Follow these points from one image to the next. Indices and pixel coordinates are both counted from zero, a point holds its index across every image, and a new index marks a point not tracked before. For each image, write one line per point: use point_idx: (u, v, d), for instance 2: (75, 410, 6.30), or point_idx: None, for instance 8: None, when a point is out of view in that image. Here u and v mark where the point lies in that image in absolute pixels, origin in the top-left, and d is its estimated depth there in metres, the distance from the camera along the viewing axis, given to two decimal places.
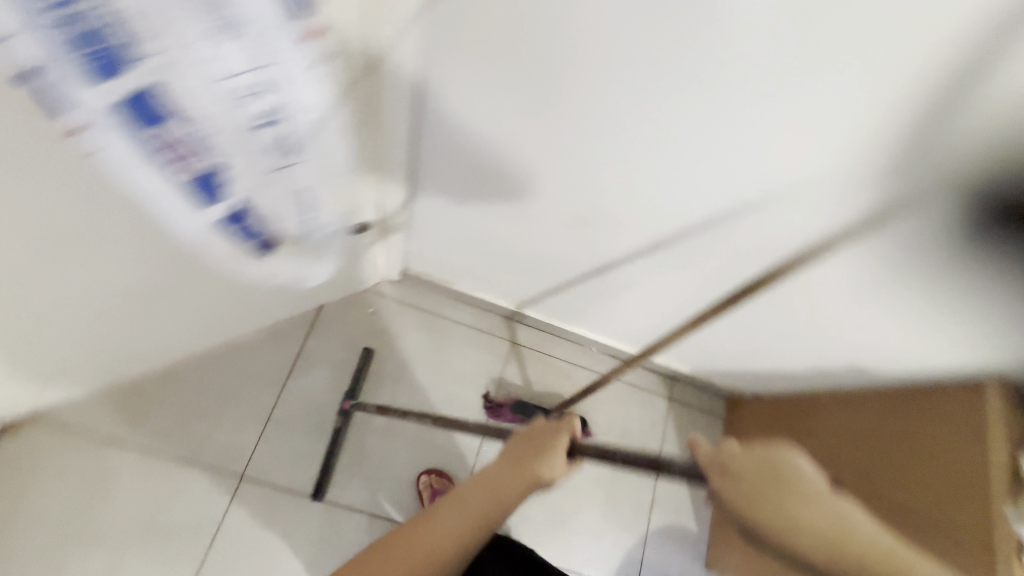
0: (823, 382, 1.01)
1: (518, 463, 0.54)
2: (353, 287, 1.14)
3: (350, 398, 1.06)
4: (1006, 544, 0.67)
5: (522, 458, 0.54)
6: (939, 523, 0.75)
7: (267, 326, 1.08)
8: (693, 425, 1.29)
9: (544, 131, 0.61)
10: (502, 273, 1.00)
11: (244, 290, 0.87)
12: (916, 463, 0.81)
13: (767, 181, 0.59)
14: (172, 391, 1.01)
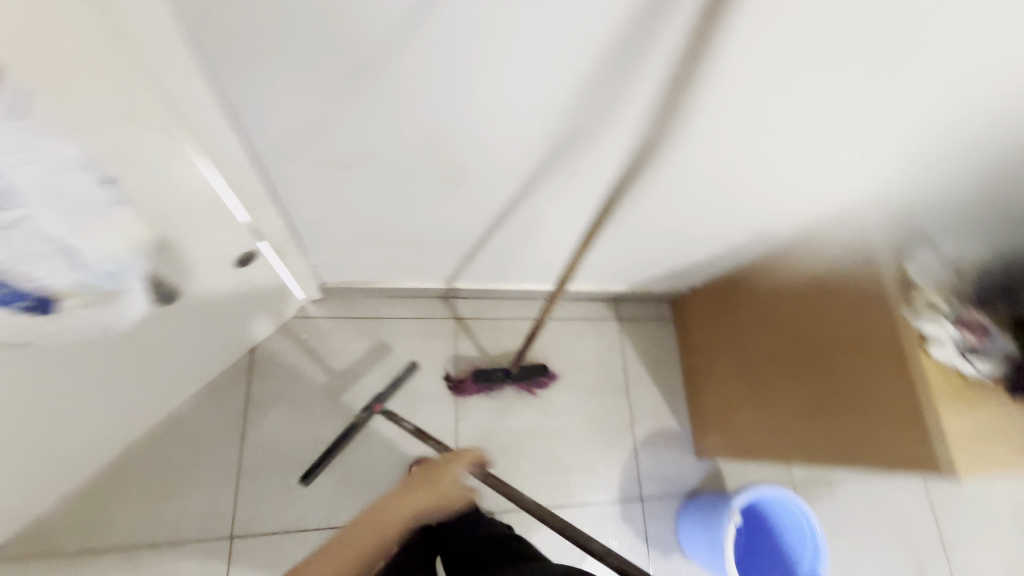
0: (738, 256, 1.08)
1: (419, 488, 0.83)
2: (280, 318, 1.11)
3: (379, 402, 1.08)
4: (914, 340, 0.74)
5: (431, 486, 0.83)
6: (861, 346, 0.82)
7: (205, 384, 1.05)
8: (647, 335, 1.36)
9: (379, 126, 0.58)
10: (415, 257, 1.00)
11: (153, 357, 0.84)
12: (829, 300, 0.88)
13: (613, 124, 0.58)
14: (128, 485, 0.97)
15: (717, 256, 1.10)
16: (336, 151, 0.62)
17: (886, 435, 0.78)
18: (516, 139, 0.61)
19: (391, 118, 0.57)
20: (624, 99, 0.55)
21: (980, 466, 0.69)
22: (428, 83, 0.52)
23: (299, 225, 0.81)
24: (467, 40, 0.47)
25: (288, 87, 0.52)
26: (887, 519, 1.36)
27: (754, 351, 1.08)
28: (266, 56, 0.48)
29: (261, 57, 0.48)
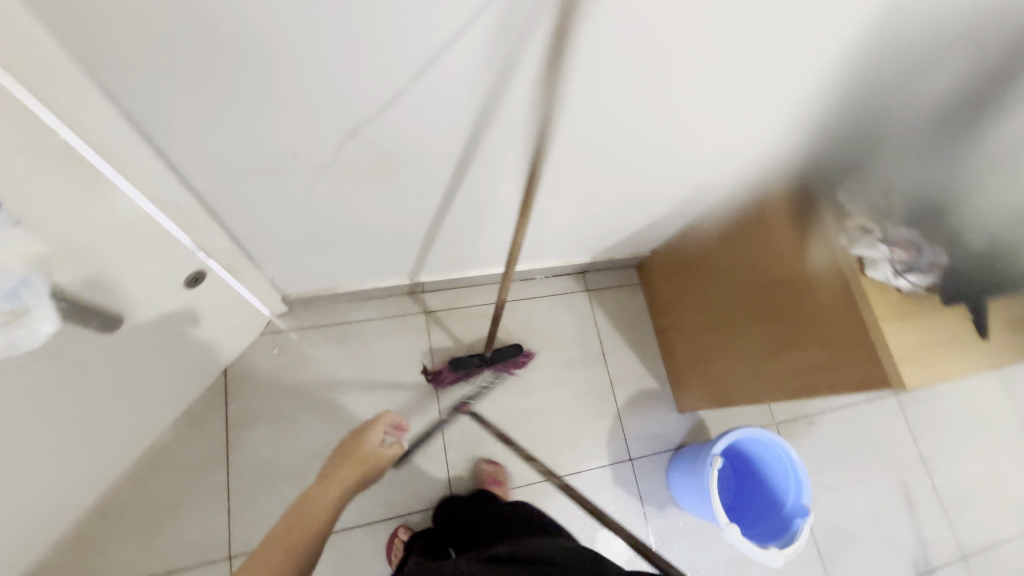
0: (690, 211, 1.10)
1: (344, 461, 0.87)
2: (249, 337, 1.12)
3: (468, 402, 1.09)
4: (852, 265, 0.77)
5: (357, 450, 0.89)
6: (812, 279, 0.85)
7: (182, 412, 1.05)
8: (617, 303, 1.38)
9: (300, 127, 0.59)
10: (373, 256, 1.01)
11: (123, 382, 0.84)
12: (779, 240, 0.90)
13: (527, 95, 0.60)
14: (118, 522, 0.97)
15: (670, 213, 1.12)
16: (263, 157, 0.63)
17: (842, 360, 0.82)
18: (438, 122, 0.62)
19: (309, 116, 0.58)
20: (532, 70, 0.56)
21: (924, 375, 0.73)
22: (337, 78, 0.53)
23: (245, 238, 0.81)
24: (363, 29, 0.48)
25: (196, 97, 0.52)
26: (870, 445, 1.40)
27: (718, 301, 1.11)
28: (166, 68, 0.48)
29: (161, 70, 0.48)
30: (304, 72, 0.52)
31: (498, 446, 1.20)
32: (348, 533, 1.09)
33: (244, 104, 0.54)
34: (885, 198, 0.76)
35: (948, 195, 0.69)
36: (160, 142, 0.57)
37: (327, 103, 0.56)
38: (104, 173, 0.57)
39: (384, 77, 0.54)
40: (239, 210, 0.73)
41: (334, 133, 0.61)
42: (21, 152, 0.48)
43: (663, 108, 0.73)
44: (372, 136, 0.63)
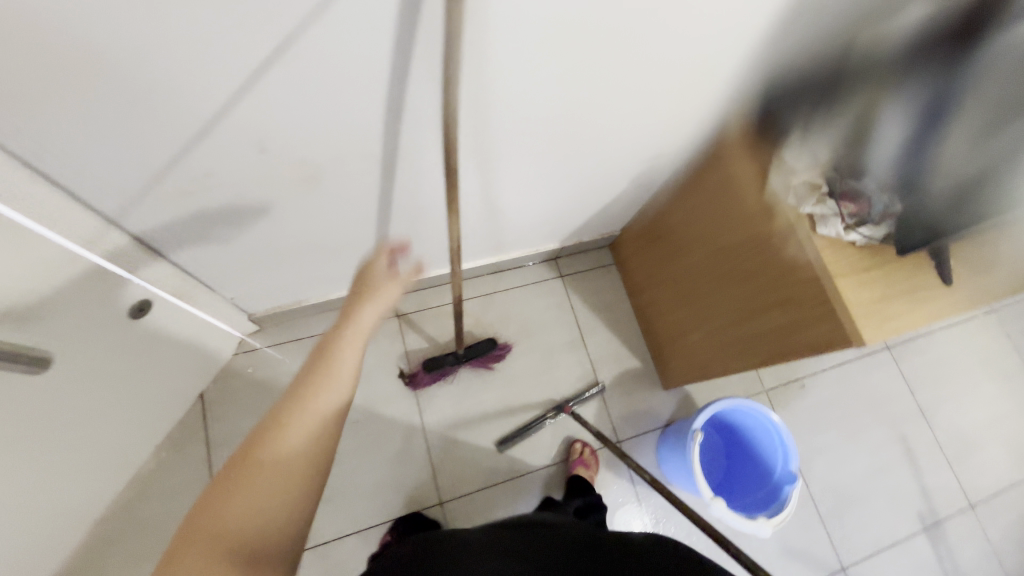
0: (650, 184, 1.07)
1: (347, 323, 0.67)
2: (221, 359, 1.11)
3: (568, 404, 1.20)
4: (802, 223, 0.74)
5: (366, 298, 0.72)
6: (767, 239, 0.82)
7: (161, 440, 1.05)
8: (593, 285, 1.36)
9: (204, 143, 0.58)
10: (329, 265, 1.00)
11: (113, 415, 0.85)
12: (734, 203, 0.87)
13: (432, 85, 0.58)
14: (108, 556, 0.98)
15: (630, 189, 1.09)
16: (177, 178, 0.62)
17: (804, 323, 0.79)
18: (347, 125, 0.61)
19: (212, 132, 0.56)
20: (431, 57, 0.54)
21: (884, 333, 0.70)
22: (223, 92, 0.52)
23: (190, 262, 0.80)
24: (236, 39, 0.46)
25: (87, 123, 0.51)
26: (865, 402, 1.38)
27: (687, 273, 1.08)
28: (44, 97, 0.47)
29: (40, 101, 0.47)
30: (191, 90, 0.50)
31: (483, 442, 1.20)
32: (337, 543, 1.09)
33: (137, 126, 0.53)
34: (859, 131, 0.71)
35: (928, 124, 0.64)
36: (60, 177, 0.56)
37: (226, 115, 0.55)
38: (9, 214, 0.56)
39: (273, 86, 0.53)
40: (170, 234, 0.72)
41: (241, 148, 0.60)
42: None
43: (585, 85, 0.71)
44: (285, 144, 0.61)
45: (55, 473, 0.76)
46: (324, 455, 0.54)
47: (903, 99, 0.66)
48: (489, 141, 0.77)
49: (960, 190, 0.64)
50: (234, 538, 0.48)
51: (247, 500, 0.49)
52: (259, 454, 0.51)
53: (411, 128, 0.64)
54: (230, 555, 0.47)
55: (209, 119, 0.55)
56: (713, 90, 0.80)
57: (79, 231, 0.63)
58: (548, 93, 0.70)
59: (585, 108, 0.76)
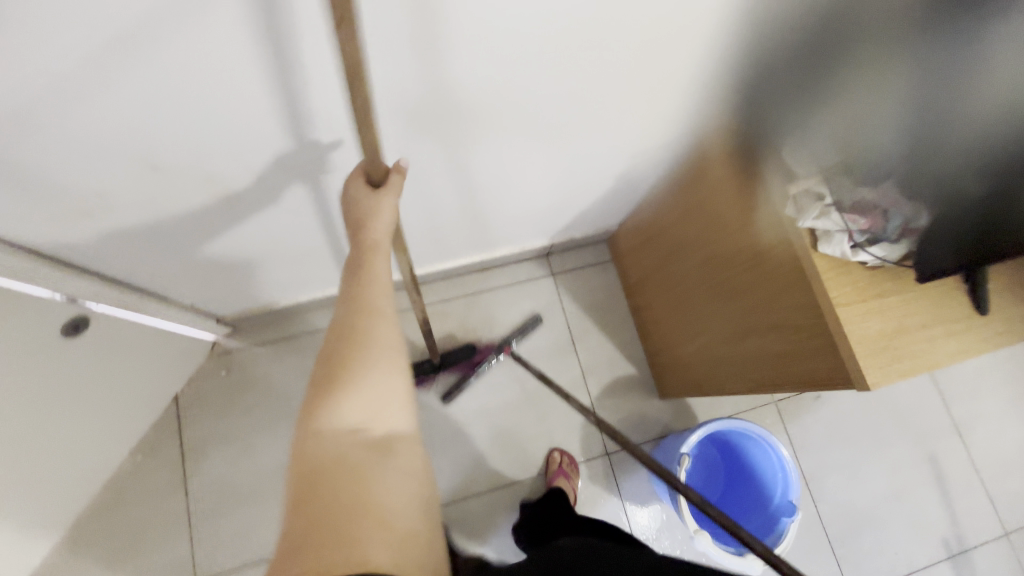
0: (642, 180, 0.95)
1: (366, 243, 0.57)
2: (194, 362, 1.09)
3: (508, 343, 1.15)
4: (804, 241, 0.63)
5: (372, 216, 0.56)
6: (762, 254, 0.71)
7: (136, 443, 1.05)
8: (587, 284, 1.27)
9: (91, 156, 0.51)
10: (290, 268, 0.94)
11: (71, 425, 0.84)
12: (728, 208, 0.75)
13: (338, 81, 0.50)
14: (84, 557, 0.99)
15: (620, 185, 0.97)
16: (76, 194, 0.56)
17: (803, 352, 0.68)
18: (250, 129, 0.54)
19: (96, 145, 0.50)
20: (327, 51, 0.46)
21: (897, 375, 0.59)
22: (85, 109, 0.45)
23: (126, 275, 0.76)
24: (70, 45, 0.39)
25: None
26: (889, 415, 1.25)
27: (681, 278, 0.97)
28: None
29: None
30: (47, 105, 0.44)
31: (462, 450, 1.15)
32: None
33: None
34: (852, 122, 0.55)
35: (939, 103, 0.49)
36: None
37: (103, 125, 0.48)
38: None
39: (145, 95, 0.46)
40: (94, 250, 0.67)
41: (134, 164, 0.54)
42: None
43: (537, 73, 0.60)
44: (188, 152, 0.54)
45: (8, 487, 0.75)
46: (401, 355, 0.57)
47: (906, 78, 0.49)
48: (437, 143, 0.68)
49: (994, 167, 0.50)
50: (347, 442, 0.50)
51: (351, 402, 0.51)
52: (339, 378, 0.52)
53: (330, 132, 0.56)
54: (353, 458, 0.49)
55: (86, 131, 0.48)
56: (699, 76, 0.68)
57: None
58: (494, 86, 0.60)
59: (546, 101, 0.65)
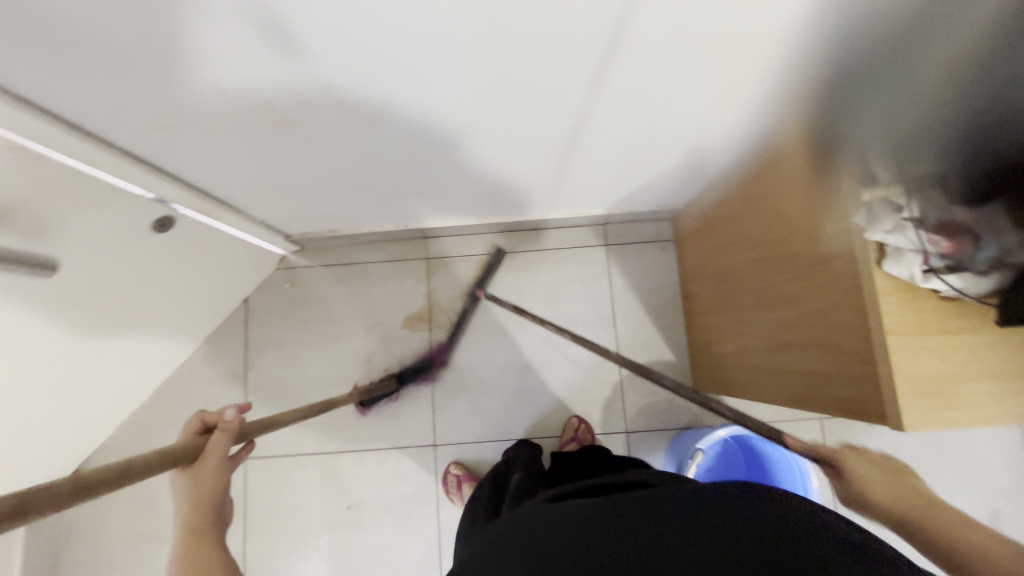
0: (708, 170, 0.88)
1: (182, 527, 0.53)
2: (264, 271, 1.23)
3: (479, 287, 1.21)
4: (869, 253, 0.56)
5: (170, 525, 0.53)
6: (819, 262, 0.65)
7: (212, 331, 1.22)
8: (640, 262, 1.22)
9: (181, 95, 0.56)
10: (352, 202, 1.00)
11: (157, 306, 0.99)
12: (796, 208, 0.69)
13: (407, 40, 0.49)
14: (167, 412, 1.21)
15: (687, 171, 0.90)
16: (168, 121, 0.61)
17: (842, 377, 0.64)
18: (310, 83, 0.56)
19: (182, 85, 0.54)
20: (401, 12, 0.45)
21: (939, 423, 0.54)
22: (171, 53, 0.48)
23: (206, 188, 0.84)
24: (145, 6, 0.42)
25: (78, 83, 0.52)
26: (953, 464, 1.12)
27: (734, 272, 0.92)
28: (33, 66, 0.48)
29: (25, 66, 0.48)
30: (147, 50, 0.48)
31: (485, 399, 1.20)
32: (341, 458, 1.19)
33: (90, 82, 0.52)
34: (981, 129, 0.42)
35: None
36: (71, 118, 0.58)
37: (190, 66, 0.51)
38: (42, 153, 0.60)
39: (224, 43, 0.48)
40: (183, 166, 0.75)
41: (218, 100, 0.58)
42: None
43: (590, 66, 0.56)
44: (264, 97, 0.58)
45: (106, 340, 0.93)
46: None
47: None
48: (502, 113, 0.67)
49: None
50: None
51: None
52: None
53: (394, 86, 0.58)
54: None
55: (177, 72, 0.52)
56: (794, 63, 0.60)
57: (99, 168, 0.67)
58: (542, 74, 0.57)
59: (599, 91, 0.61)
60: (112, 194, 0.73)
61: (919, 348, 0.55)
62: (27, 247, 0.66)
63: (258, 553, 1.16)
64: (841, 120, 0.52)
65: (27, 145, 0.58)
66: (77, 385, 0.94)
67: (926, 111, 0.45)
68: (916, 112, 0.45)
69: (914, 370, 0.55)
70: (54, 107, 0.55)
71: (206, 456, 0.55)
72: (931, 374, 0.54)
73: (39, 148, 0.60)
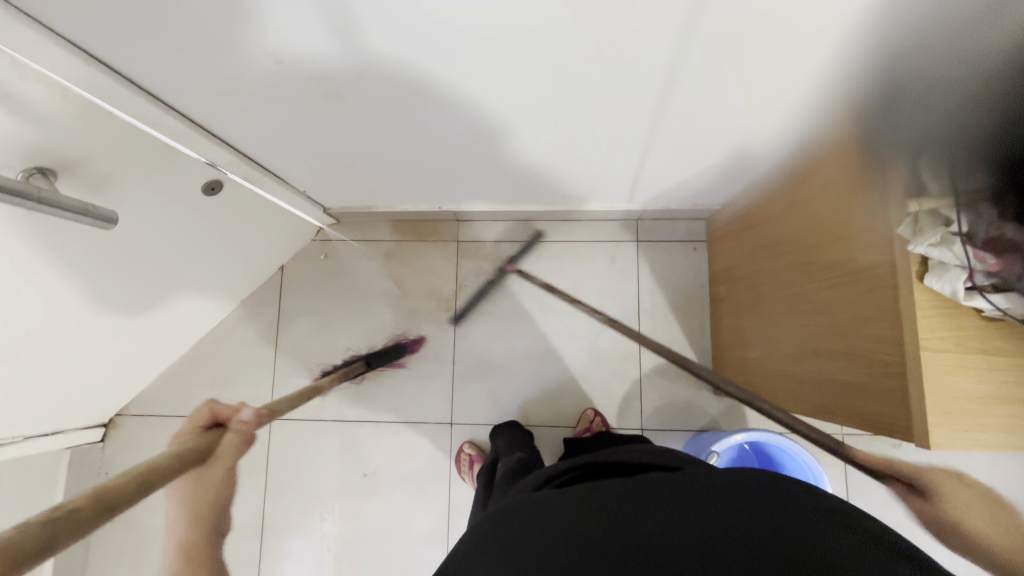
0: (749, 174, 0.87)
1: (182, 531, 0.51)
2: (301, 242, 1.27)
3: (511, 260, 1.24)
4: (910, 267, 0.55)
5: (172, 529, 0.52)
6: (857, 272, 0.64)
7: (248, 295, 1.28)
8: (671, 260, 1.21)
9: (241, 65, 0.59)
10: (390, 180, 1.02)
11: (201, 266, 1.03)
12: (839, 214, 0.67)
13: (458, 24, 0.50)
14: (201, 368, 1.27)
15: (728, 173, 0.89)
16: (226, 89, 0.64)
17: (869, 390, 0.63)
18: (362, 59, 0.57)
19: (244, 56, 0.57)
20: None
21: (966, 443, 0.53)
22: (235, 22, 0.51)
23: (254, 156, 0.88)
24: None
25: (149, 48, 0.55)
26: None
27: (766, 277, 0.91)
28: (112, 29, 0.51)
29: (105, 29, 0.51)
30: (214, 18, 0.50)
31: (503, 384, 1.22)
32: (360, 427, 1.23)
33: (156, 48, 0.55)
34: None
35: None
36: (143, 83, 0.62)
37: (253, 37, 0.53)
38: (110, 111, 0.64)
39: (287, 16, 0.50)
40: (236, 134, 0.78)
41: (274, 72, 0.60)
42: (37, 101, 0.56)
43: (632, 64, 0.56)
44: (318, 71, 0.60)
45: (153, 294, 0.98)
46: None
47: None
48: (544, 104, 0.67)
49: None
50: None
51: None
52: None
53: (441, 69, 0.59)
54: None
55: (240, 42, 0.54)
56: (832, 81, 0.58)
57: (161, 130, 0.71)
58: (583, 69, 0.57)
59: (642, 86, 0.61)
60: (169, 156, 0.77)
61: (955, 368, 0.53)
62: (90, 198, 0.70)
63: (276, 509, 1.21)
64: (898, 124, 0.51)
65: (99, 104, 0.62)
66: (122, 333, 1.00)
67: (995, 117, 0.44)
68: (984, 119, 0.45)
69: (948, 388, 0.53)
70: (128, 70, 0.59)
71: (216, 461, 0.55)
72: (965, 393, 0.53)
73: (109, 108, 0.64)
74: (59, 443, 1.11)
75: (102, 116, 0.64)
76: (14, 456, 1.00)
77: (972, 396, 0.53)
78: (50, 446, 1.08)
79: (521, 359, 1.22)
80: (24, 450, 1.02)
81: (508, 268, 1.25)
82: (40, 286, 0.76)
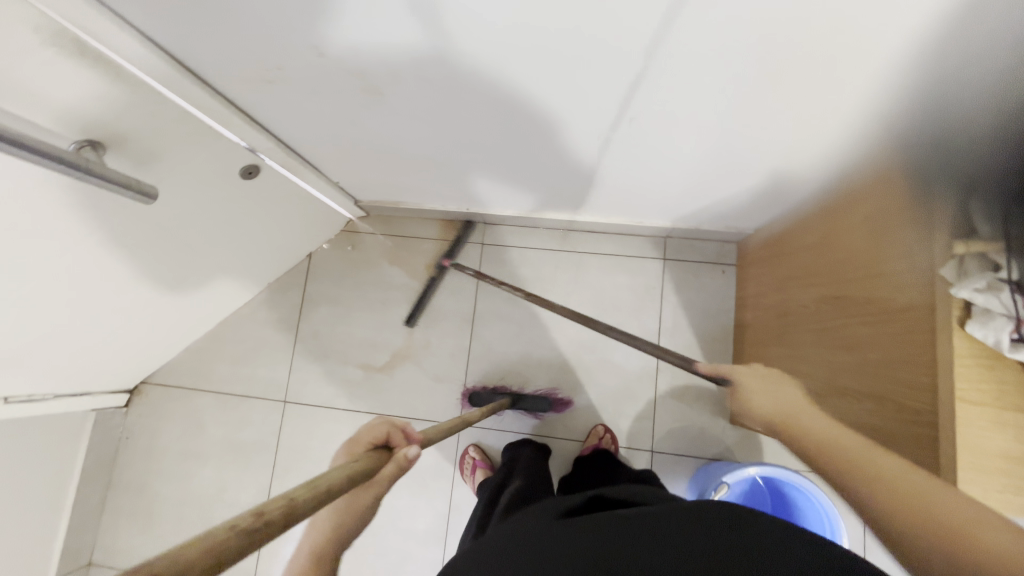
0: (784, 200, 0.84)
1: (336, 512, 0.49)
2: (330, 232, 1.30)
3: (446, 257, 1.24)
4: (951, 311, 0.52)
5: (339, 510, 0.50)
6: (891, 310, 0.62)
7: (274, 279, 1.31)
8: (696, 282, 1.18)
9: (288, 55, 0.60)
10: (422, 178, 1.03)
11: (235, 246, 1.07)
12: (878, 250, 0.65)
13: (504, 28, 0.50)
14: (224, 346, 1.31)
15: (762, 198, 0.87)
16: (272, 78, 0.66)
17: (893, 438, 0.60)
18: (406, 57, 0.58)
19: (293, 46, 0.58)
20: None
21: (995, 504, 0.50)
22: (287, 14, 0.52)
23: (293, 145, 0.90)
24: None
25: (204, 34, 0.57)
26: None
27: (795, 308, 0.88)
28: (171, 13, 0.53)
29: (164, 13, 0.53)
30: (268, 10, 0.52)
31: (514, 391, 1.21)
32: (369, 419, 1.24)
33: (210, 34, 0.57)
34: None
35: None
36: (196, 67, 0.64)
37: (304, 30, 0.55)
38: (163, 92, 0.67)
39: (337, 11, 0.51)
40: (278, 121, 0.81)
41: (319, 64, 0.62)
42: (99, 77, 0.59)
43: (673, 81, 0.55)
44: (361, 66, 0.61)
45: (187, 268, 1.02)
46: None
47: None
48: (580, 113, 0.67)
49: None
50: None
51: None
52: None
53: (482, 71, 0.59)
54: None
55: (290, 34, 0.56)
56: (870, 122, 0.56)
57: (208, 112, 0.74)
58: (626, 81, 0.57)
59: (678, 103, 0.60)
60: (213, 138, 0.79)
61: (988, 424, 0.50)
62: (135, 173, 0.73)
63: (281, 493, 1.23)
64: (955, 155, 0.49)
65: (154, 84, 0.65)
66: (154, 304, 1.04)
67: None
68: None
69: (981, 444, 0.50)
70: (183, 54, 0.61)
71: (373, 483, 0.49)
72: (998, 452, 0.50)
73: (162, 88, 0.66)
74: (87, 406, 1.16)
75: (154, 96, 0.66)
76: (45, 413, 1.05)
77: (1005, 455, 0.50)
78: (77, 407, 1.13)
79: (535, 366, 1.21)
80: (55, 408, 1.07)
81: (444, 263, 1.24)
82: (82, 253, 0.80)
